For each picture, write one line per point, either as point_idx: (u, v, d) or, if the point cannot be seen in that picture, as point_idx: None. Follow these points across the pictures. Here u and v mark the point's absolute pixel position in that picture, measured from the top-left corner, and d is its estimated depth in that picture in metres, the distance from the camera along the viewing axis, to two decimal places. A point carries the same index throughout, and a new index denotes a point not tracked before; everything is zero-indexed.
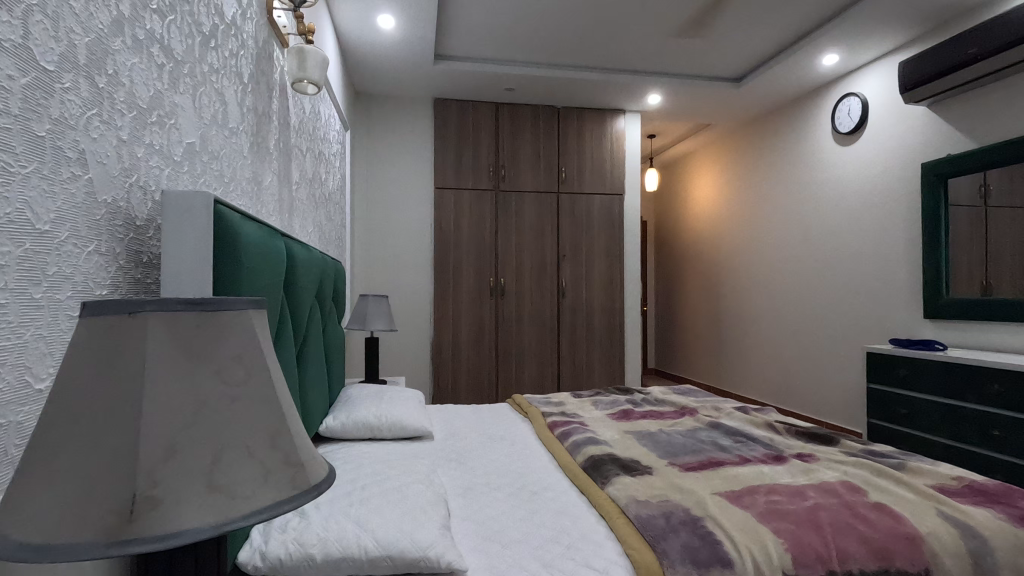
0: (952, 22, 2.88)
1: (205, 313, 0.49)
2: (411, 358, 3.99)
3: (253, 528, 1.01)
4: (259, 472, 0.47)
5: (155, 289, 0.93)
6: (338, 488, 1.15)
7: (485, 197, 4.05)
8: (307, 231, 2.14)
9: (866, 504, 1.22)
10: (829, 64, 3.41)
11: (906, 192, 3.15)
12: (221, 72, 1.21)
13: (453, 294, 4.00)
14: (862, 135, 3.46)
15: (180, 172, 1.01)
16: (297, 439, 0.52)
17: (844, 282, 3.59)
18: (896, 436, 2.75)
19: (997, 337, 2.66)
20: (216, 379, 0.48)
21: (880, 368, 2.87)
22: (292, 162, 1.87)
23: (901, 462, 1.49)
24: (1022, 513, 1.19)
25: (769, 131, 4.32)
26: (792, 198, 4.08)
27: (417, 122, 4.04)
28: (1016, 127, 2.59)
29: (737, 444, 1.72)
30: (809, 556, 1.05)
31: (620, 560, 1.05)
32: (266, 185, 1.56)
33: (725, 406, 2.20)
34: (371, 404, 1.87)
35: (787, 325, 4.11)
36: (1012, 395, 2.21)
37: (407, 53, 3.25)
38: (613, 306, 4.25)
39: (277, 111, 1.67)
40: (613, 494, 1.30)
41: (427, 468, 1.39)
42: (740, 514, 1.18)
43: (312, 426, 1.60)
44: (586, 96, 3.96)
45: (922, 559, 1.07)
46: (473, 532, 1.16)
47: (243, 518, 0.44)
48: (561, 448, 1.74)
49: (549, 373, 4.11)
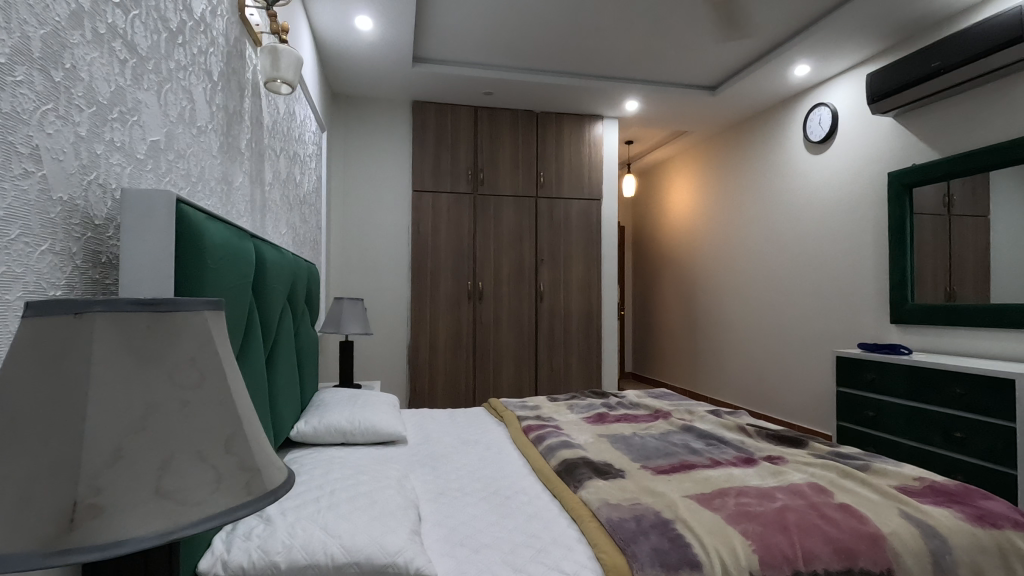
0: (918, 36, 2.97)
1: (156, 315, 0.47)
2: (387, 361, 3.95)
3: (215, 535, 0.98)
4: (212, 478, 0.46)
5: (114, 289, 0.90)
6: (306, 493, 1.13)
7: (463, 201, 4.05)
8: (280, 232, 2.10)
9: (832, 505, 1.25)
10: (800, 74, 3.49)
11: (873, 201, 3.24)
12: (188, 69, 1.18)
13: (431, 296, 3.98)
14: (833, 144, 3.55)
15: (143, 170, 0.99)
16: (254, 443, 0.51)
17: (814, 287, 3.67)
18: (865, 439, 2.81)
19: (959, 342, 2.74)
20: (167, 382, 0.46)
21: (849, 372, 2.93)
22: (265, 162, 1.84)
23: (866, 464, 1.53)
24: (980, 513, 1.23)
25: (744, 138, 4.40)
26: (765, 207, 4.15)
27: (396, 125, 4.01)
28: (976, 139, 2.68)
29: (709, 447, 1.74)
30: (775, 557, 1.06)
31: (590, 563, 1.05)
32: (236, 185, 1.52)
33: (698, 409, 2.23)
34: (345, 408, 1.85)
35: (760, 330, 4.18)
36: (973, 397, 2.28)
37: (385, 54, 3.24)
38: (591, 311, 4.27)
39: (249, 111, 1.65)
40: (585, 497, 1.30)
41: (399, 473, 1.37)
42: (710, 516, 1.19)
43: (282, 431, 1.57)
44: (564, 101, 3.98)
45: (884, 558, 1.09)
46: (443, 537, 1.15)
47: (192, 526, 0.43)
48: (536, 451, 1.73)
49: (526, 377, 4.11)
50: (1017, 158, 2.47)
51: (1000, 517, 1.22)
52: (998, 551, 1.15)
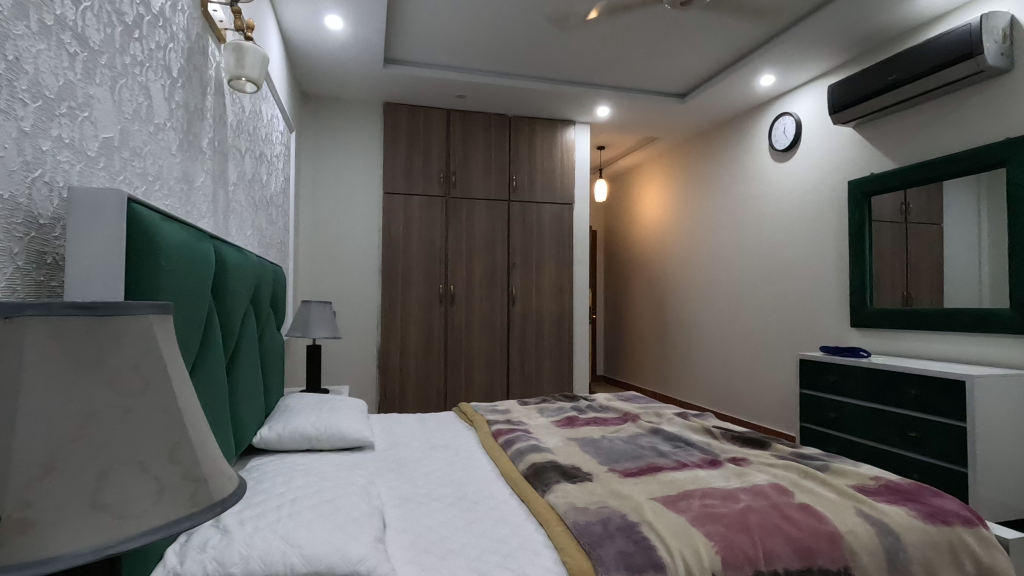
0: (876, 50, 3.09)
1: (96, 320, 0.45)
2: (357, 365, 3.90)
3: (169, 546, 0.94)
4: (153, 489, 0.44)
5: (60, 292, 0.87)
6: (266, 502, 1.10)
7: (435, 204, 4.03)
8: (245, 234, 2.06)
9: (792, 505, 1.27)
10: (766, 84, 3.58)
11: (835, 208, 3.34)
12: (145, 64, 1.14)
13: (402, 300, 3.94)
14: (797, 152, 3.64)
15: (94, 169, 0.95)
16: (200, 450, 0.50)
17: (779, 291, 3.76)
18: (826, 439, 2.89)
19: (915, 345, 2.84)
20: (106, 389, 0.44)
21: (812, 374, 3.01)
22: (229, 162, 1.79)
23: (826, 464, 1.57)
24: (932, 511, 1.27)
25: (712, 145, 4.49)
26: (732, 212, 4.24)
27: (367, 126, 3.97)
28: (930, 149, 2.79)
29: (676, 450, 1.76)
30: (737, 557, 1.08)
31: (556, 568, 1.05)
32: (197, 185, 1.48)
33: (666, 412, 2.26)
34: (310, 414, 1.81)
35: (727, 333, 4.26)
36: (927, 399, 2.37)
37: (356, 55, 3.20)
38: (563, 314, 4.29)
39: (212, 109, 1.60)
40: (553, 501, 1.30)
41: (365, 479, 1.35)
42: (675, 518, 1.20)
43: (245, 438, 1.53)
44: (537, 106, 4.00)
45: (841, 557, 1.12)
46: (408, 544, 1.13)
47: (131, 540, 0.42)
48: (505, 456, 1.73)
49: (498, 380, 4.10)
50: (967, 169, 2.58)
51: (950, 514, 1.26)
52: (948, 547, 1.19)
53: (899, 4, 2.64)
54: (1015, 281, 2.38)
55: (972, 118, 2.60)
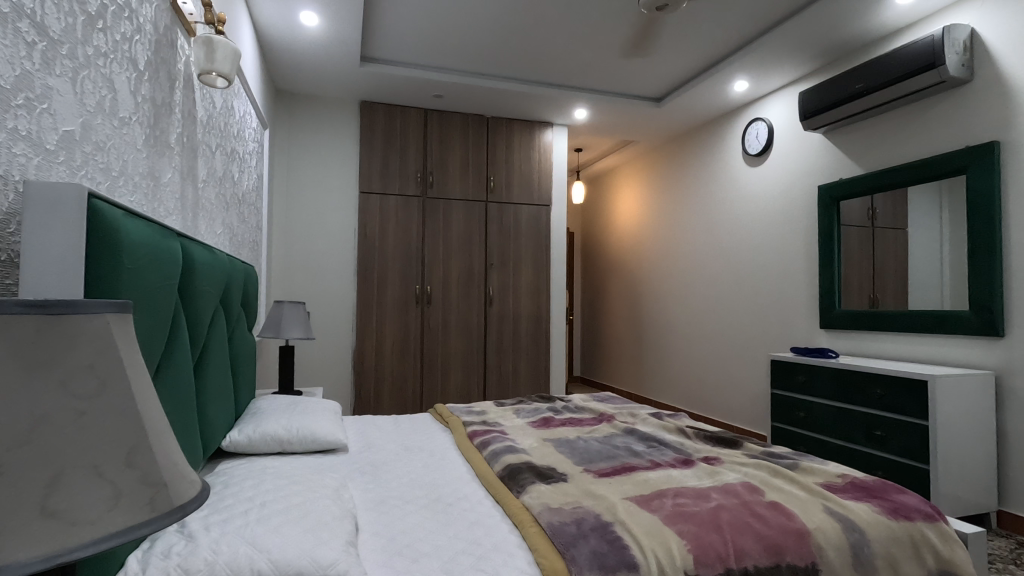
0: (843, 59, 3.18)
1: (49, 317, 0.43)
2: (330, 366, 3.84)
3: (130, 553, 0.91)
4: (110, 494, 0.43)
5: (15, 290, 0.84)
6: (233, 507, 1.07)
7: (412, 204, 4.00)
8: (215, 232, 2.01)
9: (762, 503, 1.29)
10: (739, 89, 3.64)
11: (806, 211, 3.41)
12: (110, 56, 1.11)
13: (378, 300, 3.90)
14: (769, 157, 3.72)
15: (54, 162, 0.91)
16: (159, 451, 0.48)
17: (751, 293, 3.83)
18: (796, 438, 2.95)
19: (880, 346, 2.92)
20: (60, 392, 0.42)
21: (782, 374, 3.07)
22: (198, 158, 1.75)
23: (795, 462, 1.60)
24: (895, 506, 1.31)
25: (687, 149, 4.55)
26: (707, 215, 4.31)
27: (343, 125, 3.92)
28: (895, 156, 2.88)
29: (649, 449, 1.78)
30: (709, 555, 1.09)
31: (530, 569, 1.04)
32: (164, 182, 1.44)
33: (641, 412, 2.28)
34: (282, 416, 1.77)
35: (701, 334, 4.32)
36: (892, 398, 2.43)
37: (332, 52, 3.16)
38: (540, 315, 4.30)
39: (181, 104, 1.56)
40: (527, 502, 1.30)
41: (337, 482, 1.33)
42: (648, 517, 1.21)
43: (213, 440, 1.49)
44: (515, 107, 4.01)
45: (809, 553, 1.15)
46: (381, 547, 1.12)
47: (84, 548, 0.40)
48: (480, 457, 1.72)
49: (474, 381, 4.09)
50: (929, 175, 2.66)
51: (912, 510, 1.30)
52: (910, 542, 1.23)
53: (866, 14, 2.71)
54: (973, 284, 2.47)
55: (934, 126, 2.68)
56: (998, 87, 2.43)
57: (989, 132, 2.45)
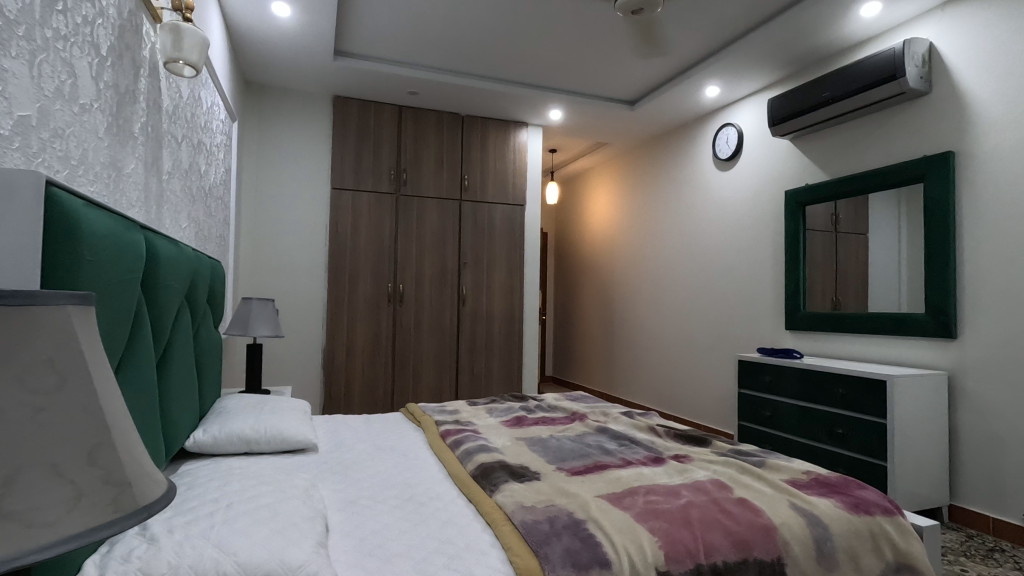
0: (809, 68, 3.27)
1: (10, 308, 0.40)
2: (300, 365, 3.77)
3: (87, 558, 0.87)
4: (70, 495, 0.41)
5: None
6: (198, 508, 1.04)
7: (385, 201, 3.95)
8: (181, 226, 1.94)
9: (731, 500, 1.32)
10: (711, 95, 3.72)
11: (773, 216, 3.50)
12: (70, 40, 1.06)
13: (349, 298, 3.84)
14: (738, 162, 3.80)
15: (8, 148, 0.87)
16: (123, 448, 0.47)
17: (720, 293, 3.91)
18: (762, 437, 3.02)
19: (842, 347, 3.02)
20: (17, 387, 0.40)
21: (749, 374, 3.14)
22: (163, 149, 1.69)
23: (762, 460, 1.64)
24: (857, 501, 1.35)
25: (660, 152, 4.62)
26: (678, 217, 4.38)
27: (315, 119, 3.86)
28: (857, 164, 2.97)
29: (621, 448, 1.80)
30: (679, 551, 1.11)
31: (503, 567, 1.04)
32: (127, 172, 1.38)
33: (612, 411, 2.30)
34: (250, 415, 1.73)
35: (671, 334, 4.39)
36: (853, 397, 2.52)
37: (305, 45, 3.10)
38: (512, 315, 4.30)
39: (146, 92, 1.51)
40: (500, 501, 1.30)
41: (307, 482, 1.30)
42: (620, 515, 1.22)
43: (178, 440, 1.45)
44: (491, 106, 4.00)
45: (775, 547, 1.18)
46: (352, 548, 1.10)
47: (43, 549, 0.39)
48: (452, 456, 1.71)
49: (446, 381, 4.06)
50: (889, 182, 2.76)
51: (872, 505, 1.35)
52: (870, 536, 1.27)
53: (833, 25, 2.79)
54: (929, 287, 2.58)
55: (894, 135, 2.79)
56: (954, 100, 2.53)
57: (945, 142, 2.56)
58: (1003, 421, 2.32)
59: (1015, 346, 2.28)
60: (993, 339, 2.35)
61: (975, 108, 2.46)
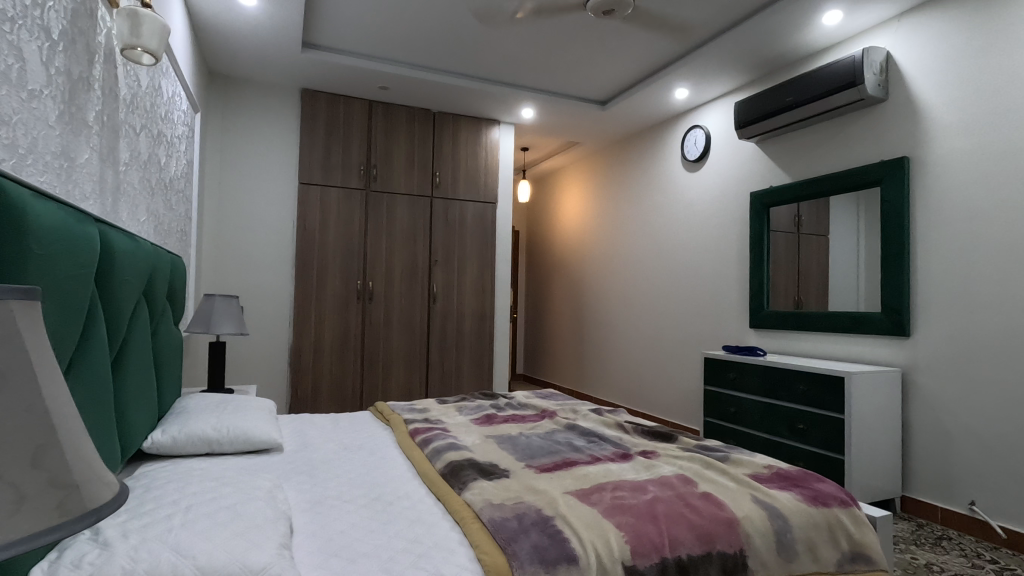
0: (774, 74, 3.36)
1: None
2: (266, 364, 3.69)
3: (34, 563, 0.84)
4: (12, 498, 0.39)
5: None
6: (155, 510, 1.00)
7: (355, 197, 3.89)
8: (139, 220, 1.87)
9: (695, 494, 1.34)
10: (680, 97, 3.78)
11: (739, 217, 3.59)
12: (18, 22, 1.01)
13: (317, 295, 3.77)
14: (705, 164, 3.88)
15: None
16: (71, 452, 0.45)
17: (687, 292, 3.99)
18: (727, 432, 3.09)
19: (803, 344, 3.11)
20: None
21: (714, 371, 3.21)
22: (121, 140, 1.62)
23: (726, 455, 1.68)
24: (816, 494, 1.39)
25: (630, 152, 4.68)
26: (647, 217, 4.44)
27: (282, 112, 3.77)
28: (818, 167, 3.07)
29: (590, 444, 1.81)
30: (645, 546, 1.13)
31: (471, 565, 1.04)
32: (80, 163, 1.33)
33: (582, 408, 2.33)
34: (211, 415, 1.69)
35: (640, 332, 4.45)
36: (814, 393, 2.60)
37: (272, 35, 3.03)
38: (484, 313, 4.29)
39: (101, 80, 1.44)
40: (469, 498, 1.29)
41: (271, 482, 1.27)
42: (588, 511, 1.23)
43: (135, 440, 1.40)
44: (462, 103, 3.98)
45: (737, 540, 1.21)
46: (317, 548, 1.08)
47: None
48: (421, 454, 1.70)
49: (417, 379, 4.03)
50: (848, 185, 2.85)
51: (830, 497, 1.39)
52: (827, 527, 1.32)
53: (796, 32, 2.87)
54: (884, 288, 2.68)
55: (852, 140, 2.88)
56: (909, 108, 2.64)
57: (901, 148, 2.66)
58: (952, 415, 2.43)
59: (962, 344, 2.39)
60: (943, 337, 2.46)
61: (928, 116, 2.56)
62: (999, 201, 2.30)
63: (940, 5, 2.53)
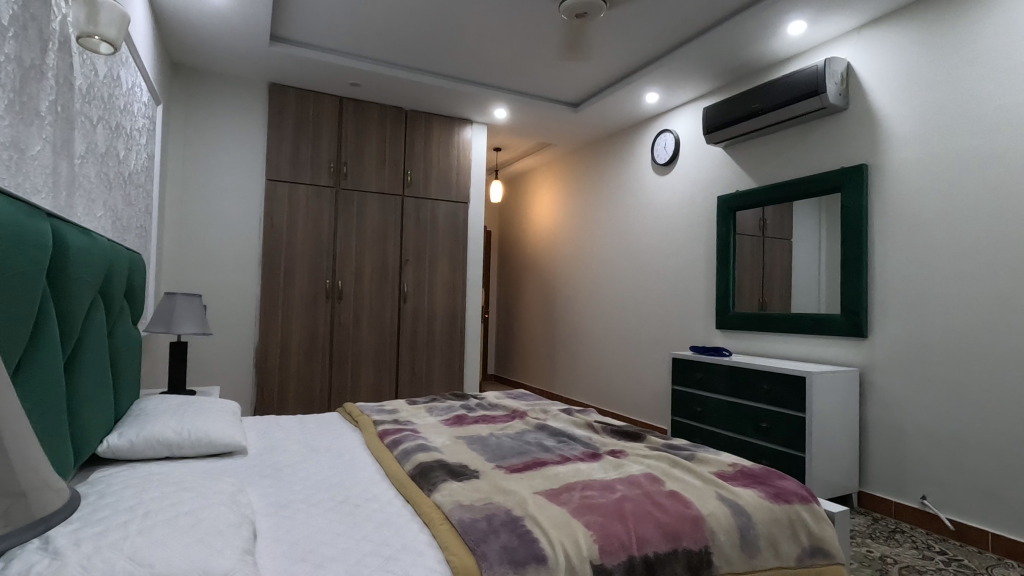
0: (740, 81, 3.44)
1: None
2: (229, 364, 3.60)
3: None
4: None
5: None
6: (110, 517, 0.96)
7: (324, 195, 3.82)
8: (95, 215, 1.80)
9: (662, 492, 1.37)
10: (651, 101, 3.83)
11: (706, 220, 3.66)
12: None
13: (284, 295, 3.70)
14: (674, 168, 3.95)
15: None
16: (16, 457, 0.43)
17: (656, 293, 4.05)
18: (693, 432, 3.15)
19: (767, 345, 3.19)
20: None
21: (682, 371, 3.26)
22: (75, 131, 1.56)
23: (692, 453, 1.71)
24: (778, 491, 1.43)
25: (601, 154, 4.72)
26: (617, 219, 4.49)
27: (249, 107, 3.68)
28: (782, 173, 3.16)
29: (560, 444, 1.82)
30: (613, 544, 1.14)
31: (439, 566, 1.03)
32: (32, 154, 1.27)
33: (552, 408, 2.34)
34: (171, 417, 1.63)
35: (610, 332, 4.50)
36: (777, 392, 2.67)
37: (239, 27, 2.96)
38: (455, 313, 4.27)
39: (56, 68, 1.39)
40: (439, 500, 1.28)
41: (234, 486, 1.24)
42: (557, 510, 1.24)
43: (90, 444, 1.35)
44: (434, 102, 3.96)
45: (702, 537, 1.23)
46: (282, 553, 1.06)
47: None
48: (390, 456, 1.68)
49: (386, 380, 3.99)
50: (811, 191, 2.94)
51: (791, 493, 1.43)
52: (788, 523, 1.35)
53: (762, 41, 2.95)
54: (844, 290, 2.77)
55: (814, 147, 2.98)
56: (868, 117, 2.74)
57: (859, 156, 2.76)
58: (905, 413, 2.53)
59: (916, 345, 2.50)
60: (898, 338, 2.56)
61: (885, 126, 2.67)
62: (949, 208, 2.41)
63: (897, 20, 2.64)
